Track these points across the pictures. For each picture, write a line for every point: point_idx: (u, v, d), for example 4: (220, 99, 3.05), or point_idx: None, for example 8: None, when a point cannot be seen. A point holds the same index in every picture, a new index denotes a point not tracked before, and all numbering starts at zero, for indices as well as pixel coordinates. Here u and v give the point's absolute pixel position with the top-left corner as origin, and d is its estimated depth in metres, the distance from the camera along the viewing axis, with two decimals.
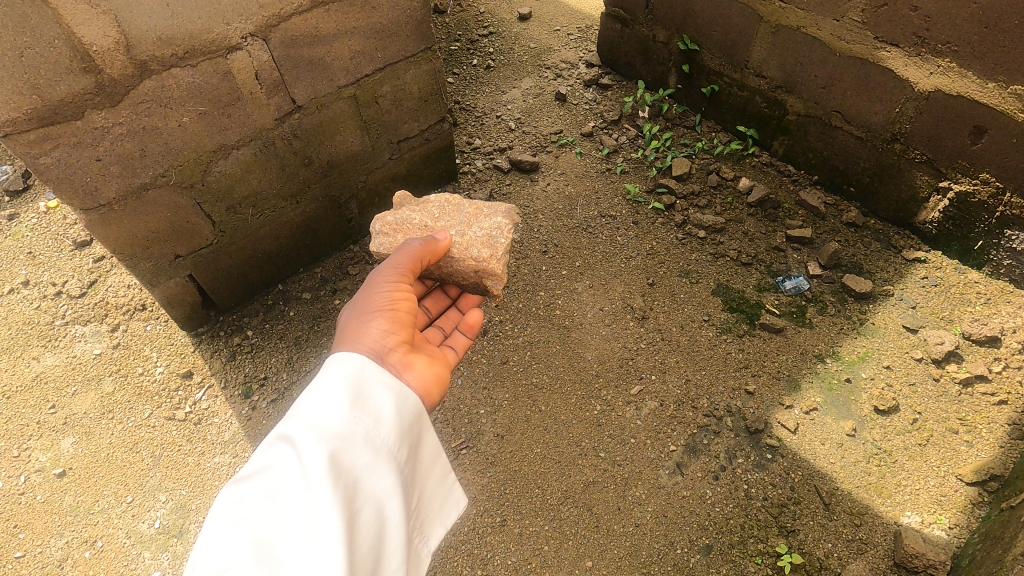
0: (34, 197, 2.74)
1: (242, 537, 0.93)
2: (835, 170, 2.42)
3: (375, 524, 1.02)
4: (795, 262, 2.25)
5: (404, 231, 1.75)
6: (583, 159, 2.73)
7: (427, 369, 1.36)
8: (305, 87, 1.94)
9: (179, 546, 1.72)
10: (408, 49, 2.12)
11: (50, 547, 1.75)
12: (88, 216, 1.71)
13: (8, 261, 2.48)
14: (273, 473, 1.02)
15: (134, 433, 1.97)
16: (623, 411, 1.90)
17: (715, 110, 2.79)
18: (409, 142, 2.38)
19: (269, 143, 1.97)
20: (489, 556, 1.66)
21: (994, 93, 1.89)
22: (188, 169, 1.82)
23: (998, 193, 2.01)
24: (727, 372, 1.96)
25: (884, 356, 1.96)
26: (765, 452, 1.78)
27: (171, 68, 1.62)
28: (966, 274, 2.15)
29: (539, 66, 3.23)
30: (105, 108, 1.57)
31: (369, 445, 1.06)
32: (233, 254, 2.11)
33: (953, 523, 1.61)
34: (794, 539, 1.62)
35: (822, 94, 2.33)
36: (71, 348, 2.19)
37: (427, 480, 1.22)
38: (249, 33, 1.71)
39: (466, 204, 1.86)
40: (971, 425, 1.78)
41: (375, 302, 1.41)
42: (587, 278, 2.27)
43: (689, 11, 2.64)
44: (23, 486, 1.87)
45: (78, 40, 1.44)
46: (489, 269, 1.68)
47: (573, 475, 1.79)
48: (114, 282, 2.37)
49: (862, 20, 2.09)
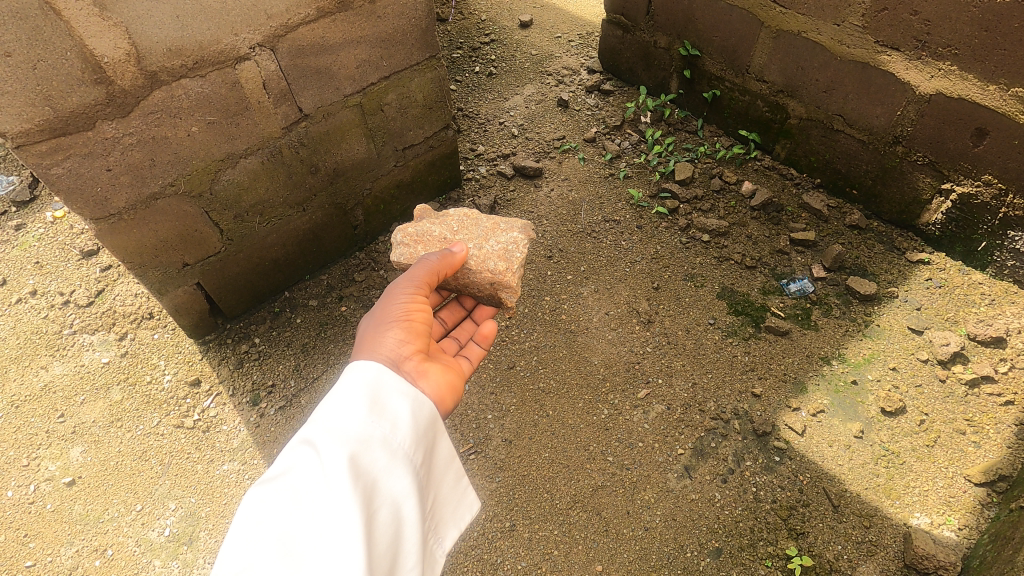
0: (40, 207, 2.76)
1: (267, 534, 0.93)
2: (837, 173, 2.44)
3: (393, 524, 1.03)
4: (798, 265, 2.26)
5: (425, 243, 1.76)
6: (586, 165, 2.74)
7: (441, 378, 1.36)
8: (312, 96, 1.96)
9: (189, 555, 1.73)
10: (412, 58, 2.14)
11: (61, 556, 1.75)
12: (98, 225, 1.72)
13: (16, 272, 2.49)
14: (298, 472, 1.02)
15: (144, 440, 1.97)
16: (630, 415, 1.91)
17: (717, 115, 2.81)
18: (414, 149, 2.40)
19: (277, 152, 1.99)
20: (499, 561, 1.66)
21: (996, 95, 1.90)
22: (196, 178, 1.83)
23: (1000, 195, 2.02)
24: (733, 375, 1.97)
25: (890, 357, 1.96)
26: (773, 454, 1.78)
27: (180, 79, 1.64)
28: (969, 275, 2.16)
29: (541, 72, 3.26)
30: (116, 119, 1.58)
31: (386, 447, 1.08)
32: (241, 262, 2.13)
33: (962, 524, 1.62)
34: (804, 542, 1.62)
35: (823, 98, 2.35)
36: (79, 357, 2.19)
37: (441, 483, 1.23)
38: (257, 43, 1.73)
39: (484, 218, 1.87)
40: (979, 426, 1.78)
41: (391, 312, 1.42)
42: (593, 283, 2.28)
43: (689, 18, 2.66)
44: (32, 495, 1.88)
45: (89, 52, 1.45)
46: (505, 281, 1.69)
47: (582, 479, 1.79)
48: (121, 291, 2.39)
49: (862, 25, 2.11)
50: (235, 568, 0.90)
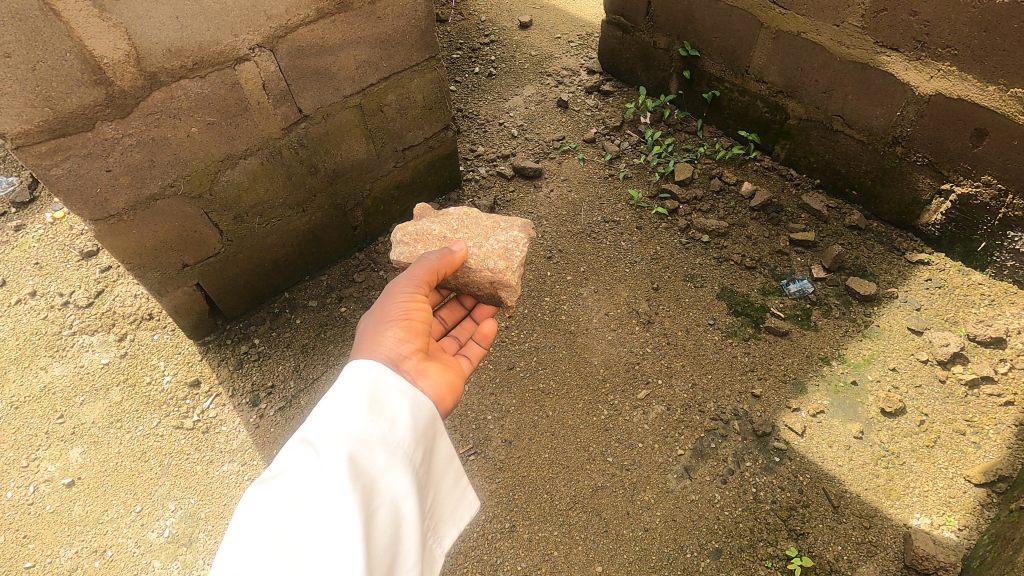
0: (40, 208, 2.76)
1: (266, 534, 0.93)
2: (836, 173, 2.44)
3: (392, 524, 1.02)
4: (798, 265, 2.26)
5: (425, 241, 1.76)
6: (586, 165, 2.74)
7: (440, 377, 1.36)
8: (312, 97, 1.96)
9: (189, 555, 1.73)
10: (412, 58, 2.14)
11: (60, 557, 1.75)
12: (98, 226, 1.72)
13: (15, 272, 2.49)
14: (297, 472, 1.02)
15: (143, 441, 1.97)
16: (630, 416, 1.91)
17: (716, 115, 2.81)
18: (413, 150, 2.40)
19: (277, 152, 1.99)
20: (499, 562, 1.66)
21: (995, 96, 1.91)
22: (196, 179, 1.83)
23: (1000, 195, 2.02)
24: (733, 375, 1.97)
25: (890, 357, 1.96)
26: (773, 454, 1.78)
27: (180, 80, 1.64)
28: (969, 275, 2.16)
29: (541, 73, 3.26)
30: (116, 119, 1.58)
31: (385, 447, 1.07)
32: (241, 263, 2.12)
33: (962, 525, 1.61)
34: (804, 542, 1.62)
35: (822, 98, 2.35)
36: (78, 358, 2.19)
37: (440, 483, 1.23)
38: (257, 44, 1.73)
39: (485, 217, 1.87)
40: (979, 427, 1.78)
41: (391, 311, 1.42)
42: (592, 283, 2.28)
43: (689, 18, 2.67)
44: (32, 496, 1.88)
45: (89, 53, 1.45)
46: (505, 280, 1.69)
47: (582, 480, 1.79)
48: (120, 291, 2.39)
49: (861, 26, 2.11)
50: (234, 569, 0.89)
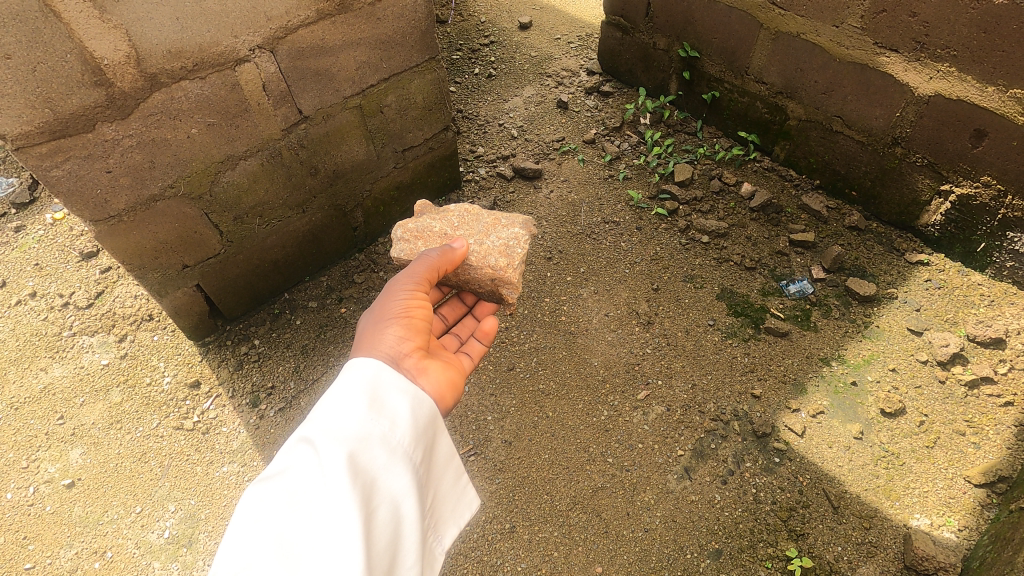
0: (40, 209, 2.76)
1: (266, 534, 0.93)
2: (836, 174, 2.44)
3: (392, 522, 1.02)
4: (798, 266, 2.27)
5: (425, 238, 1.76)
6: (586, 166, 2.74)
7: (441, 375, 1.36)
8: (312, 98, 1.96)
9: (189, 556, 1.73)
10: (411, 59, 2.14)
11: (60, 558, 1.75)
12: (98, 227, 1.72)
13: (15, 273, 2.49)
14: (296, 471, 1.02)
15: (143, 442, 1.97)
16: (630, 416, 1.91)
17: (716, 116, 2.81)
18: (413, 151, 2.40)
19: (277, 153, 1.99)
20: (499, 562, 1.66)
21: (994, 97, 1.91)
22: (196, 180, 1.84)
23: (999, 196, 2.03)
24: (733, 375, 1.97)
25: (890, 358, 1.97)
26: (773, 455, 1.78)
27: (181, 81, 1.64)
28: (968, 276, 2.16)
29: (540, 73, 3.26)
30: (116, 120, 1.58)
31: (385, 445, 1.07)
32: (241, 264, 2.13)
33: (962, 525, 1.62)
34: (804, 543, 1.62)
35: (822, 99, 2.35)
36: (78, 359, 2.19)
37: (440, 481, 1.23)
38: (257, 45, 1.73)
39: (486, 214, 1.87)
40: (979, 427, 1.78)
41: (391, 309, 1.42)
42: (592, 284, 2.29)
43: (689, 19, 2.67)
44: (31, 497, 1.88)
45: (89, 54, 1.46)
46: (505, 278, 1.68)
47: (582, 481, 1.79)
48: (120, 292, 2.39)
49: (861, 27, 2.11)
50: (234, 568, 0.89)
